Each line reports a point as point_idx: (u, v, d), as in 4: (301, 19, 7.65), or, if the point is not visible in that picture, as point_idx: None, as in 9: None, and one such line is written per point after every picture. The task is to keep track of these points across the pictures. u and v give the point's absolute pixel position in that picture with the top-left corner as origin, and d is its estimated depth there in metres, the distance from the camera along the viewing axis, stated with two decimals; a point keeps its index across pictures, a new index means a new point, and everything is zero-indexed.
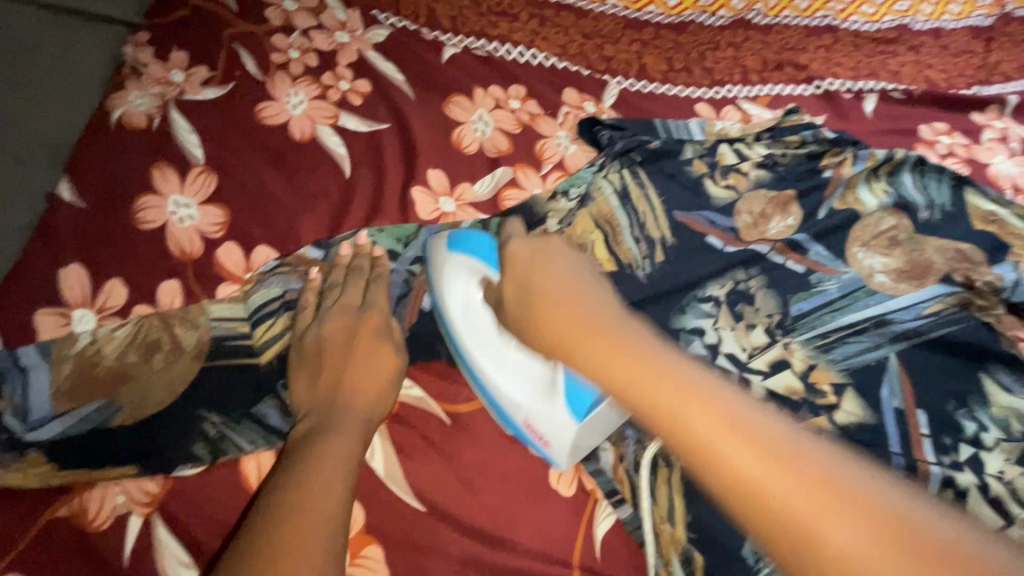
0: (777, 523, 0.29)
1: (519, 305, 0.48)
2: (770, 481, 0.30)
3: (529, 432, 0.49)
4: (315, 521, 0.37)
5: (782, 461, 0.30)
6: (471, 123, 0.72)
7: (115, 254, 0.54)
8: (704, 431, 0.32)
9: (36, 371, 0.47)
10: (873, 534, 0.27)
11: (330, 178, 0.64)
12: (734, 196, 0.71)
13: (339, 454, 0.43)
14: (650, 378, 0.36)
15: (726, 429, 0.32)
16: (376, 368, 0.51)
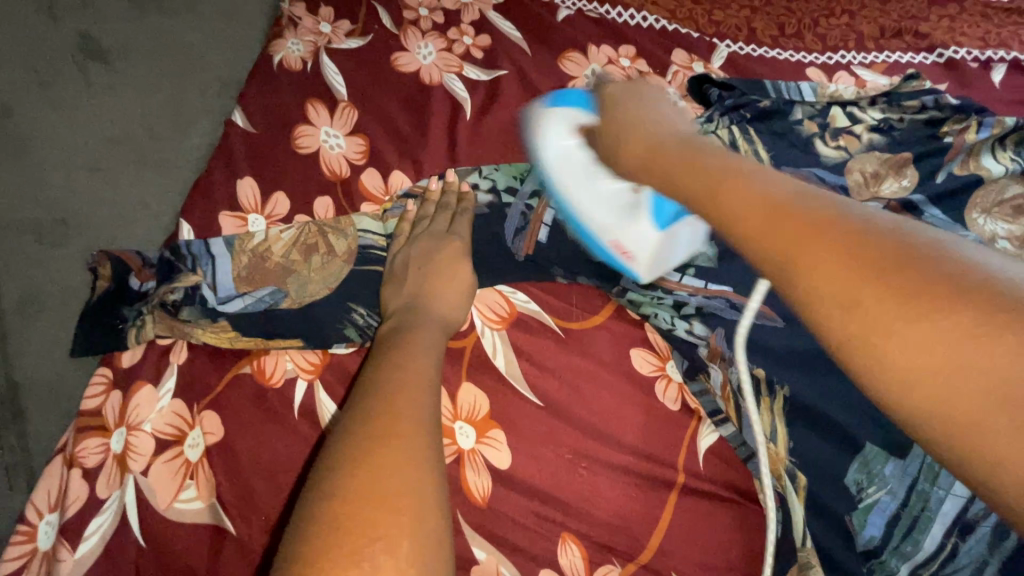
0: (864, 334, 0.27)
1: (611, 138, 0.53)
2: (816, 264, 0.30)
3: (615, 250, 0.55)
4: (415, 410, 0.39)
5: (880, 275, 0.27)
6: (583, 78, 0.76)
7: (281, 172, 0.63)
8: (749, 225, 0.34)
9: (222, 258, 0.55)
10: (909, 305, 0.26)
11: (455, 117, 0.69)
12: (845, 156, 0.71)
13: (425, 357, 0.45)
14: (784, 237, 0.32)
15: (855, 269, 0.28)
16: (445, 284, 0.54)
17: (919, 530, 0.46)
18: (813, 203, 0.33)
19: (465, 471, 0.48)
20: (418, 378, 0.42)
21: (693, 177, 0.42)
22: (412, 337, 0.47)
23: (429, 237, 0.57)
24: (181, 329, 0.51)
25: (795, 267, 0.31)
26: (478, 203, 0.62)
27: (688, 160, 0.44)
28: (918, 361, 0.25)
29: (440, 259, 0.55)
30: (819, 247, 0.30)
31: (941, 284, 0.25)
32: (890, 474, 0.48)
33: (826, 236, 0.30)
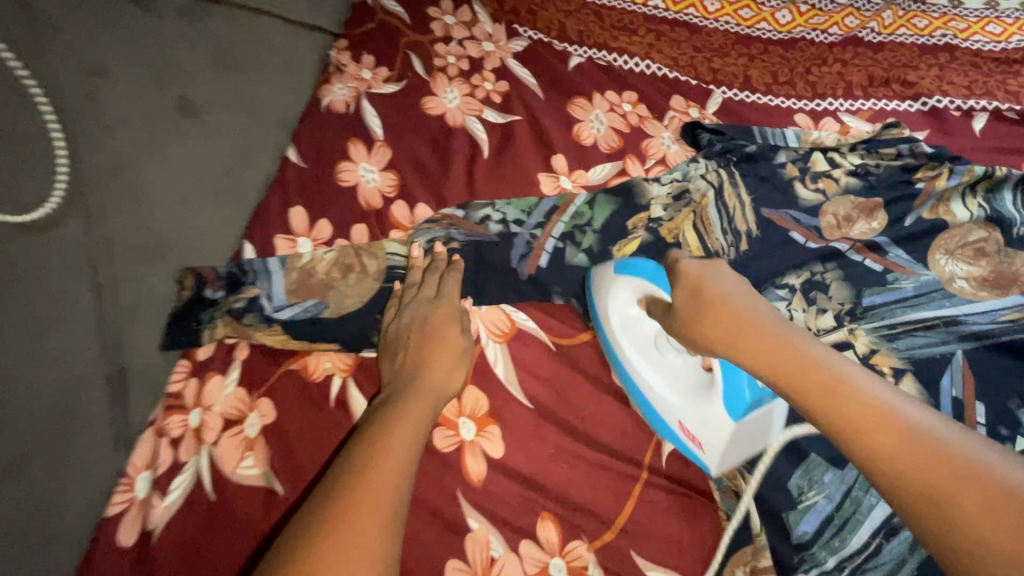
0: (942, 503, 0.35)
1: (695, 323, 0.55)
2: (886, 441, 0.39)
3: (681, 432, 0.59)
4: (393, 477, 0.45)
5: (915, 448, 0.38)
6: (588, 122, 0.86)
7: (326, 201, 0.75)
8: (817, 387, 0.44)
9: (276, 274, 0.68)
10: (982, 493, 0.34)
11: (474, 156, 0.81)
12: (821, 199, 0.79)
13: (413, 425, 0.51)
14: (844, 407, 0.42)
15: (898, 440, 0.39)
16: (440, 345, 0.60)
17: (848, 530, 0.55)
18: (852, 381, 0.43)
19: (465, 457, 0.58)
20: (407, 444, 0.48)
21: (769, 359, 0.48)
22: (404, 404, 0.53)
23: (427, 305, 0.63)
24: (243, 331, 0.63)
25: (866, 434, 0.40)
26: (488, 232, 0.73)
27: (751, 329, 0.50)
28: (956, 518, 0.35)
29: (437, 323, 0.62)
30: (846, 410, 0.41)
31: (978, 476, 0.35)
32: (828, 482, 0.56)
33: (872, 413, 0.40)
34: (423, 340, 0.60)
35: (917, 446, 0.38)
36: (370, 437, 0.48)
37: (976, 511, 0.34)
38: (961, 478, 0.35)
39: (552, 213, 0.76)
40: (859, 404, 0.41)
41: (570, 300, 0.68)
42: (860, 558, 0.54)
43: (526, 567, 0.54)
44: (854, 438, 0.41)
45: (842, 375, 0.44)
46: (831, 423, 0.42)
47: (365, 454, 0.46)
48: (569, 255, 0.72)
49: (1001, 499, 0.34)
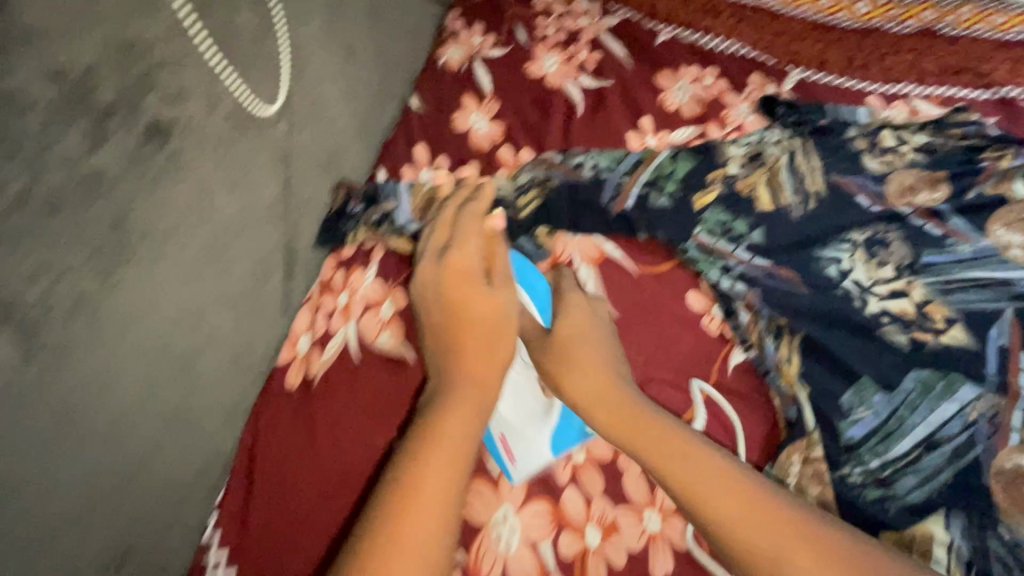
0: None
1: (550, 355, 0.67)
2: (778, 554, 0.50)
3: (501, 446, 0.65)
4: (439, 479, 0.53)
5: (772, 520, 0.52)
6: (672, 91, 0.95)
7: (443, 142, 0.88)
8: (711, 497, 0.55)
9: (404, 195, 0.79)
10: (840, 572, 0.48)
11: (569, 113, 0.92)
12: (887, 170, 0.86)
13: (460, 424, 0.58)
14: (727, 501, 0.54)
15: (758, 513, 0.53)
16: (467, 319, 0.64)
17: (891, 441, 0.63)
18: (747, 487, 0.55)
19: None
20: (451, 447, 0.55)
21: (668, 459, 0.58)
22: (446, 402, 0.59)
23: (450, 292, 0.66)
24: (381, 237, 0.75)
25: (764, 543, 0.51)
26: (583, 175, 0.83)
27: (639, 417, 0.61)
28: None
29: (478, 311, 0.65)
30: (746, 521, 0.53)
31: (802, 521, 0.52)
32: (875, 401, 0.66)
33: (753, 512, 0.53)
34: (453, 310, 0.65)
35: (775, 518, 0.52)
36: (401, 478, 0.53)
37: (810, 555, 0.49)
38: (797, 536, 0.51)
39: (638, 165, 0.86)
40: (729, 482, 0.55)
41: (652, 235, 0.78)
42: (901, 462, 0.62)
43: (611, 440, 0.66)
44: (733, 527, 0.53)
45: (723, 464, 0.57)
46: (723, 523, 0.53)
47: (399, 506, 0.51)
48: (653, 199, 0.81)
49: (823, 544, 0.50)
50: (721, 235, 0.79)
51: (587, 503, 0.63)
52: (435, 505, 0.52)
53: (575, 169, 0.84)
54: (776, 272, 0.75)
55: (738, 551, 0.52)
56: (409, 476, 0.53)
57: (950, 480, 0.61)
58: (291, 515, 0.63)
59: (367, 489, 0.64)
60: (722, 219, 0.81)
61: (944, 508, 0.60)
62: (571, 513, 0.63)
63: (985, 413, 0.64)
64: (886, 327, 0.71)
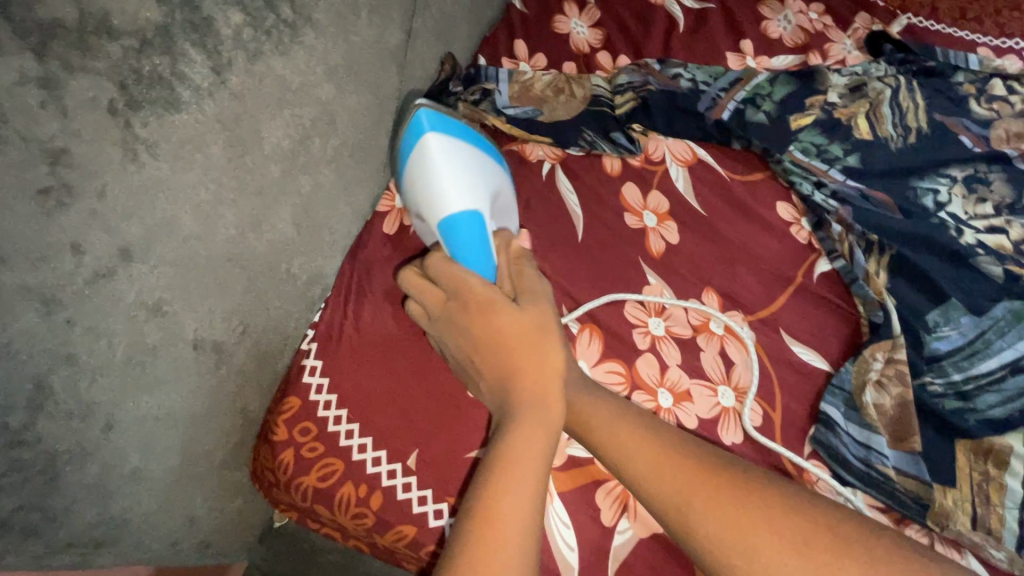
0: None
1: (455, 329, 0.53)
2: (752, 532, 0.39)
3: None
4: (519, 520, 0.39)
5: (786, 519, 0.40)
6: (776, 21, 0.93)
7: (543, 40, 0.88)
8: (657, 469, 0.44)
9: (502, 82, 0.81)
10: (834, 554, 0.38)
11: (670, 28, 0.91)
12: (994, 116, 0.83)
13: (534, 446, 0.42)
14: (708, 499, 0.41)
15: (757, 507, 0.40)
16: (492, 333, 0.49)
17: (977, 359, 0.62)
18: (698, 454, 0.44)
19: (649, 236, 0.70)
20: (527, 463, 0.41)
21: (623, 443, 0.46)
22: (515, 435, 0.43)
23: (459, 306, 0.52)
24: (479, 113, 0.75)
25: (734, 524, 0.40)
26: (681, 86, 0.83)
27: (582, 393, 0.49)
28: None
29: (512, 334, 0.49)
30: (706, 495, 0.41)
31: (830, 517, 0.40)
32: (964, 322, 0.64)
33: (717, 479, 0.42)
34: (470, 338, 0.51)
35: (788, 517, 0.40)
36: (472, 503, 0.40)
37: (838, 563, 0.37)
38: (811, 527, 0.39)
39: (736, 84, 0.85)
40: (715, 477, 0.42)
41: (747, 144, 0.78)
42: (985, 380, 0.61)
43: (690, 318, 0.64)
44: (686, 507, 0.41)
45: (701, 456, 0.44)
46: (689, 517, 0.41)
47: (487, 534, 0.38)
48: (750, 114, 0.81)
49: (860, 543, 0.38)
50: (816, 156, 0.79)
51: (663, 371, 0.61)
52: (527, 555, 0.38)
53: (673, 79, 0.84)
54: (872, 196, 0.74)
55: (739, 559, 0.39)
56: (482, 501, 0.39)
57: None
58: (396, 339, 0.60)
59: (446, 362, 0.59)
60: (817, 142, 0.80)
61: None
62: (644, 377, 0.60)
63: None
64: (981, 257, 0.69)
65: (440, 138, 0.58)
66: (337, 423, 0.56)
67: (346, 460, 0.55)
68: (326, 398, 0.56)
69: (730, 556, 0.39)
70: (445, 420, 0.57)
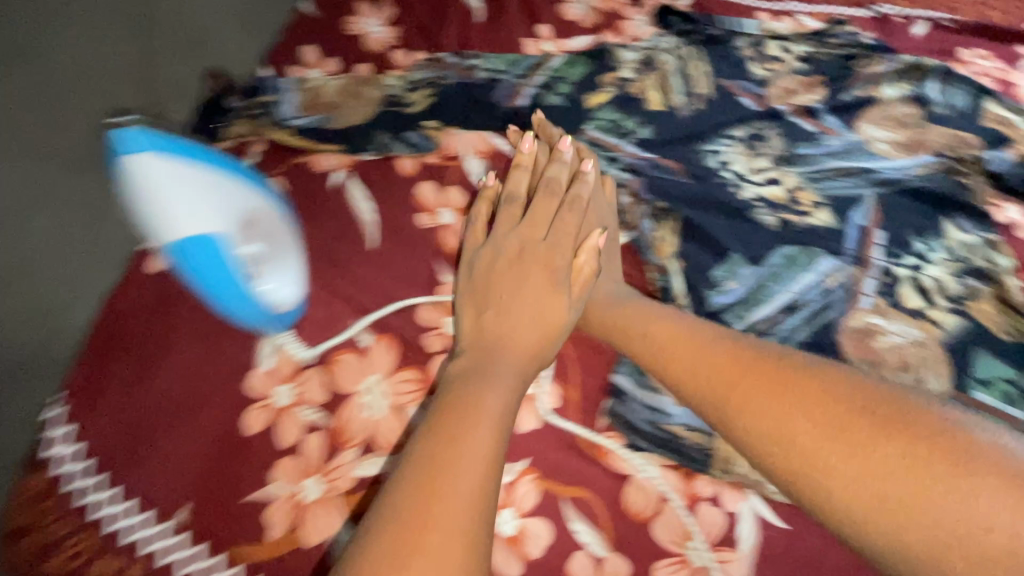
0: (824, 466, 0.44)
1: (493, 270, 0.62)
2: (813, 414, 0.46)
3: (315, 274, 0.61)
4: (476, 464, 0.43)
5: (838, 408, 0.45)
6: (572, 3, 0.95)
7: (336, 44, 0.85)
8: (693, 371, 0.55)
9: (286, 93, 0.77)
10: (897, 437, 0.42)
11: (467, 20, 0.90)
12: (770, 75, 0.90)
13: (492, 396, 0.50)
14: (758, 391, 0.50)
15: (803, 399, 0.47)
16: (543, 282, 0.61)
17: (754, 306, 0.67)
18: (729, 354, 0.54)
19: (443, 235, 0.69)
20: (493, 416, 0.48)
21: (674, 351, 0.56)
22: (469, 390, 0.50)
23: (516, 265, 0.62)
24: (261, 129, 0.73)
25: (805, 420, 0.46)
26: (478, 77, 0.83)
27: (638, 324, 0.60)
28: (872, 476, 0.41)
29: (530, 305, 0.60)
30: (747, 386, 0.50)
31: (873, 396, 0.45)
32: (742, 273, 0.69)
33: (762, 375, 0.50)
34: (503, 274, 0.61)
35: (829, 403, 0.46)
36: (434, 442, 0.44)
37: (875, 447, 0.42)
38: (850, 412, 0.45)
39: (535, 68, 0.85)
40: (764, 376, 0.50)
41: (541, 128, 0.78)
42: (763, 325, 0.66)
43: None
44: (724, 399, 0.51)
45: (722, 349, 0.54)
46: (733, 414, 0.50)
47: (434, 459, 0.43)
48: (546, 99, 0.82)
49: (905, 420, 0.42)
50: (612, 133, 0.80)
51: None
52: (475, 495, 0.41)
53: (470, 70, 0.83)
54: (662, 165, 0.77)
55: (774, 448, 0.47)
56: (440, 438, 0.44)
57: (805, 337, 0.66)
58: (154, 390, 0.56)
59: (213, 413, 0.55)
60: (612, 119, 0.82)
61: None
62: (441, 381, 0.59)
63: (840, 281, 0.69)
64: (760, 211, 0.74)
65: (150, 168, 0.52)
66: (87, 492, 0.54)
67: (98, 530, 0.53)
68: (80, 466, 0.55)
69: (770, 443, 0.47)
70: (227, 460, 0.54)
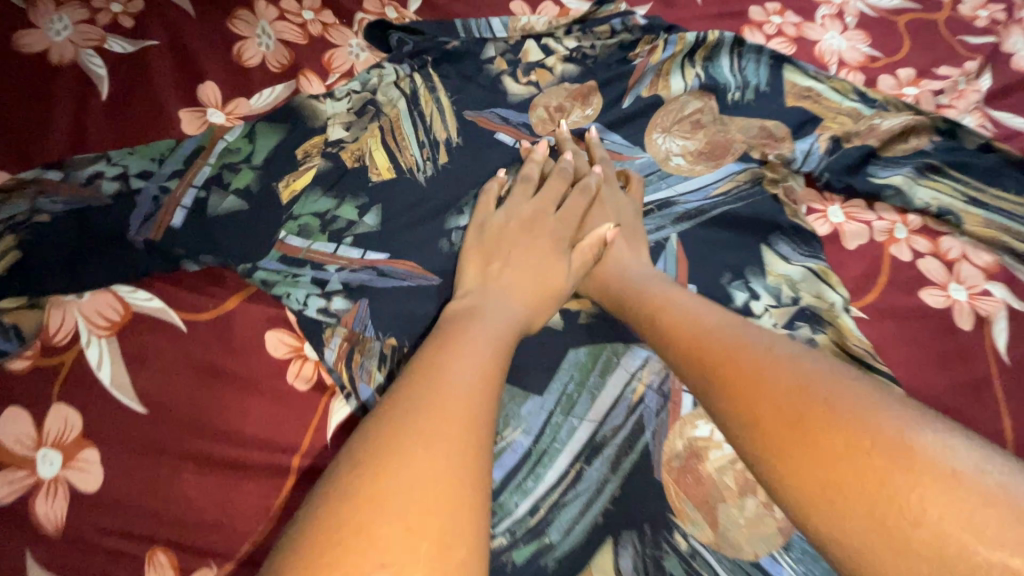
0: (795, 449, 0.34)
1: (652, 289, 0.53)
2: (761, 378, 0.38)
3: None
4: (422, 461, 0.34)
5: (801, 393, 0.36)
6: (253, 38, 0.68)
7: None
8: (709, 350, 0.43)
9: None
10: (840, 432, 0.33)
11: (85, 101, 0.61)
12: (533, 92, 0.69)
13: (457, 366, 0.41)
14: (720, 376, 0.41)
15: (777, 391, 0.37)
16: (553, 266, 0.57)
17: (543, 465, 0.48)
18: (735, 338, 0.43)
19: (36, 502, 0.42)
20: (455, 418, 0.37)
21: (655, 324, 0.50)
22: (449, 379, 0.40)
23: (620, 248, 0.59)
24: None
25: (763, 406, 0.37)
26: (100, 194, 0.55)
27: (647, 295, 0.53)
28: (805, 450, 0.34)
29: (532, 262, 0.57)
30: (733, 369, 0.40)
31: (836, 388, 0.36)
32: (525, 413, 0.50)
33: (758, 347, 0.41)
34: (514, 244, 0.58)
35: (789, 394, 0.37)
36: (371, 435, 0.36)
37: (849, 450, 0.32)
38: (824, 407, 0.35)
39: (197, 157, 0.59)
40: (732, 348, 0.42)
41: (199, 263, 0.53)
42: (559, 490, 0.48)
43: None
44: (698, 368, 0.43)
45: (728, 335, 0.44)
46: (706, 387, 0.42)
47: (378, 455, 0.35)
48: (215, 205, 0.56)
49: (867, 428, 0.33)
50: (319, 232, 0.57)
51: None
52: (427, 492, 0.33)
53: (87, 185, 0.55)
54: (396, 271, 0.56)
55: (744, 427, 0.37)
56: (382, 428, 0.36)
57: (616, 492, 0.48)
58: None
59: None
60: (321, 210, 0.58)
61: (610, 535, 0.46)
62: None
63: (653, 382, 0.52)
64: None
65: None
66: None
67: None
68: None
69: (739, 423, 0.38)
70: None
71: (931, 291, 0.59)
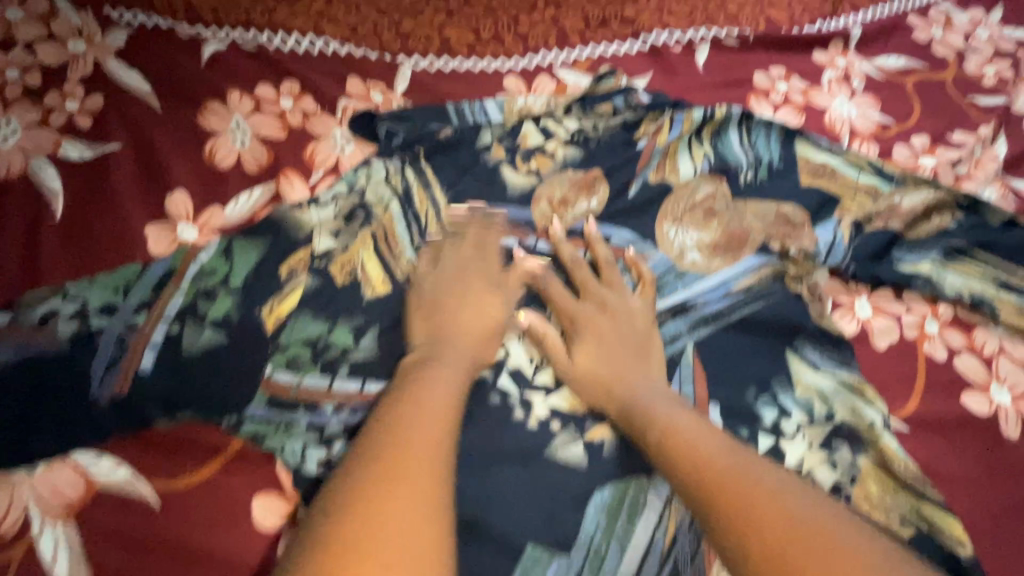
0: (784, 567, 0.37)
1: (619, 368, 0.52)
2: (744, 494, 0.41)
3: None
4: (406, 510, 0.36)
5: (781, 512, 0.39)
6: (227, 134, 0.62)
7: None
8: (687, 455, 0.44)
9: None
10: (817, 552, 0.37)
11: (38, 222, 0.55)
12: (534, 182, 0.64)
13: (425, 420, 0.41)
14: (711, 492, 0.42)
15: (757, 507, 0.40)
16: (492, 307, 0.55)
17: None
18: (714, 448, 0.45)
19: None
20: (424, 454, 0.39)
21: (634, 424, 0.49)
22: (411, 428, 0.40)
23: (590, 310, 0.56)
24: None
25: (748, 520, 0.39)
26: (55, 339, 0.48)
27: (612, 372, 0.52)
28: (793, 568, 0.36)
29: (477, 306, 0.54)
30: (718, 483, 0.42)
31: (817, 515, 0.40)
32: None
33: (734, 458, 0.44)
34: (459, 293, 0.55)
35: (772, 512, 0.39)
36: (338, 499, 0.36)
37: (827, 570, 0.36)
38: (810, 530, 0.38)
39: (167, 282, 0.53)
40: (715, 462, 0.43)
41: (172, 419, 0.47)
42: None
43: None
44: (683, 477, 0.44)
45: (708, 443, 0.45)
46: (692, 496, 0.43)
47: (358, 524, 0.35)
48: (189, 340, 0.50)
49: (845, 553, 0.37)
50: (311, 364, 0.51)
51: None
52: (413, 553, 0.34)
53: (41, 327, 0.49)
54: None
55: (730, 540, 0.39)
56: (347, 493, 0.36)
57: None
58: None
59: None
60: (309, 338, 0.52)
61: None
62: None
63: (683, 522, 0.47)
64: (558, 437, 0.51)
65: None
66: None
67: None
68: None
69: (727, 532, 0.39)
70: None
71: (972, 395, 0.55)
